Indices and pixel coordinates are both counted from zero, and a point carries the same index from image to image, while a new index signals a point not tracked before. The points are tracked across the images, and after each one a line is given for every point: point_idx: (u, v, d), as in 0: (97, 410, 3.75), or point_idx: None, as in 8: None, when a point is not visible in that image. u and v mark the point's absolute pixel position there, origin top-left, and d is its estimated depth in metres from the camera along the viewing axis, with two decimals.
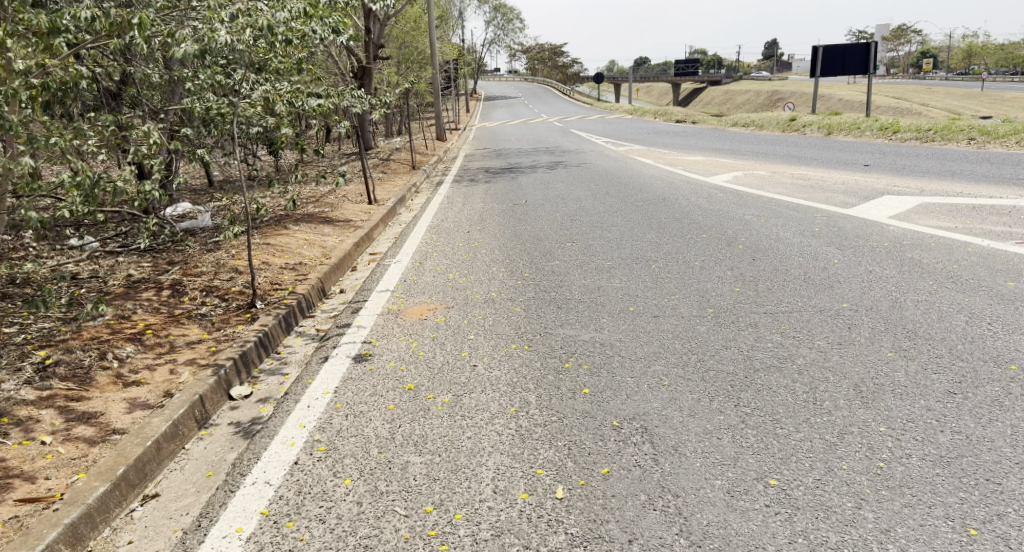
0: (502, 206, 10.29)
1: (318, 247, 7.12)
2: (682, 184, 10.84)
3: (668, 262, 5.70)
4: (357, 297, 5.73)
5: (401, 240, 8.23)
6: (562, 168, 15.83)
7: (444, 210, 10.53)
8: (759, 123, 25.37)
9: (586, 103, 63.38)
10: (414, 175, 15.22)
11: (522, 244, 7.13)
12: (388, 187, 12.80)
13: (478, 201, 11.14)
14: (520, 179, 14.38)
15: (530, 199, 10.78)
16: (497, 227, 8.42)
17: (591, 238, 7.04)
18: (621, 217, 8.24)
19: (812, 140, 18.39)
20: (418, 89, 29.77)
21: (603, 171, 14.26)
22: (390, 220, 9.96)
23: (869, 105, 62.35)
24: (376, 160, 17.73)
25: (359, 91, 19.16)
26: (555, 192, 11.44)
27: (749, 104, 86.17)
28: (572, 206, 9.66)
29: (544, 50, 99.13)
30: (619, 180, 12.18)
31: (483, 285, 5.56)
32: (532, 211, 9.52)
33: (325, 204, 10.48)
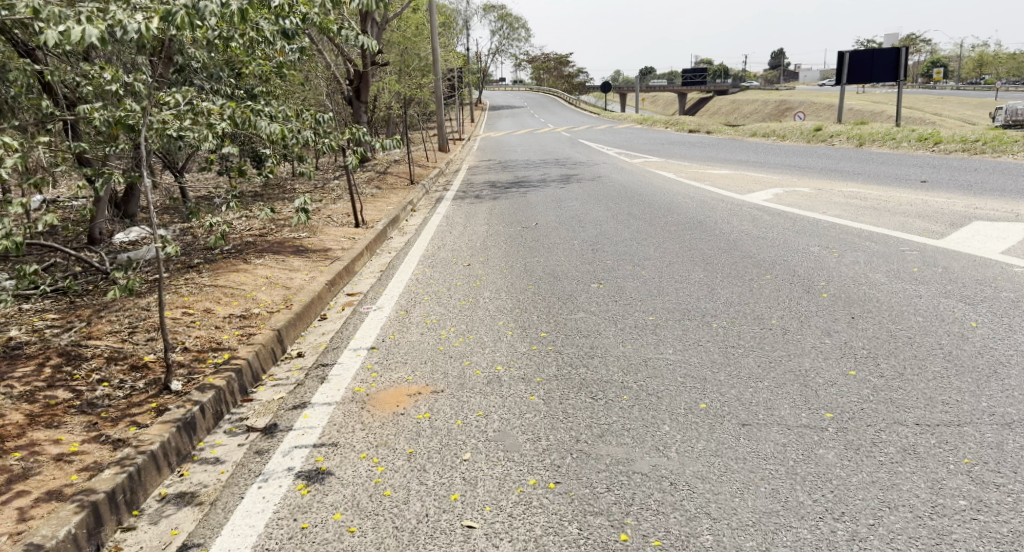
0: (509, 230, 8.89)
1: (281, 289, 5.72)
2: (717, 203, 9.46)
3: (732, 319, 4.30)
4: (320, 358, 4.34)
5: (389, 274, 6.82)
6: (575, 182, 14.42)
7: (443, 233, 9.16)
8: (781, 133, 23.92)
9: (595, 112, 62.19)
10: (412, 190, 13.90)
11: (535, 285, 5.72)
12: (382, 205, 11.44)
13: (483, 223, 9.74)
14: (528, 195, 12.99)
15: (541, 221, 9.37)
16: (505, 258, 7.02)
17: (623, 278, 5.65)
18: (655, 247, 6.81)
19: (846, 151, 16.99)
20: (420, 97, 28.45)
21: (621, 186, 12.89)
22: (379, 246, 8.56)
23: (885, 114, 60.69)
24: (371, 174, 16.37)
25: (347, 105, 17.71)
26: (569, 212, 10.03)
27: (759, 114, 84.65)
28: (592, 230, 8.26)
29: (551, 59, 98.02)
30: (642, 197, 10.75)
31: (486, 350, 4.14)
32: (546, 237, 8.12)
33: (305, 226, 9.10)
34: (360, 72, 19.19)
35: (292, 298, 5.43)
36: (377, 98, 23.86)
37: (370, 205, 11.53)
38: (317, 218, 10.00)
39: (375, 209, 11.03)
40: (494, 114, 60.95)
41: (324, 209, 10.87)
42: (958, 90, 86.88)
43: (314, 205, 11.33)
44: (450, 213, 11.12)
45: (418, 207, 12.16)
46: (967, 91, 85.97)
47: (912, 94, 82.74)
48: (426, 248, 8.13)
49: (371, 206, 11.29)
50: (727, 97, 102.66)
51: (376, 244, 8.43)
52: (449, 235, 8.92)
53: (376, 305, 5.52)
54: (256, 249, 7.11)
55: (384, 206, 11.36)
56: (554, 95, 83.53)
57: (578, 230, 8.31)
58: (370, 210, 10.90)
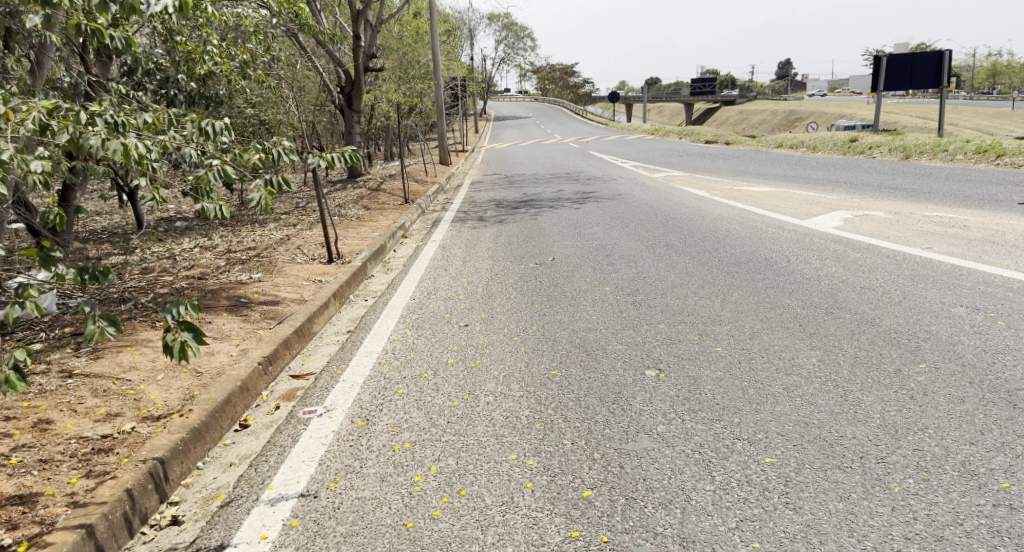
0: (519, 268, 7.06)
1: (190, 378, 3.91)
2: (776, 232, 7.67)
3: (925, 476, 2.45)
4: (204, 538, 2.64)
5: (356, 342, 4.97)
6: (592, 202, 12.61)
7: (437, 270, 7.41)
8: (810, 146, 22.03)
9: (602, 122, 60.60)
10: (405, 211, 12.17)
11: (561, 374, 3.87)
12: (367, 232, 9.66)
13: (485, 256, 7.93)
14: (540, 217, 11.18)
15: (559, 255, 7.52)
16: (515, 317, 5.17)
17: (694, 363, 3.81)
18: (724, 303, 4.94)
19: (895, 164, 15.21)
20: (420, 107, 26.69)
21: (647, 207, 11.14)
22: (353, 289, 6.71)
23: (904, 124, 58.71)
24: (362, 192, 14.65)
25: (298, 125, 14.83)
26: (592, 243, 8.18)
27: (770, 124, 82.80)
28: (625, 271, 6.40)
29: (557, 70, 96.66)
30: (680, 224, 8.90)
31: (491, 541, 2.36)
32: (567, 279, 6.29)
33: (264, 262, 7.32)
34: (352, 78, 17.44)
35: (196, 396, 3.63)
36: (373, 109, 22.16)
37: (351, 232, 9.72)
38: (285, 250, 8.22)
39: (356, 238, 9.23)
40: (499, 126, 59.28)
41: (296, 237, 9.11)
42: (972, 101, 85.15)
43: (286, 233, 9.56)
44: (446, 242, 9.29)
45: (411, 235, 10.37)
46: (984, 101, 84.00)
47: (929, 104, 80.79)
48: (411, 295, 6.29)
49: (353, 234, 9.50)
50: (737, 107, 100.89)
51: (349, 288, 6.58)
52: (444, 274, 7.10)
53: (324, 408, 3.65)
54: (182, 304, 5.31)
55: (370, 234, 9.55)
56: (561, 105, 81.93)
57: (610, 271, 6.48)
58: (351, 239, 9.12)
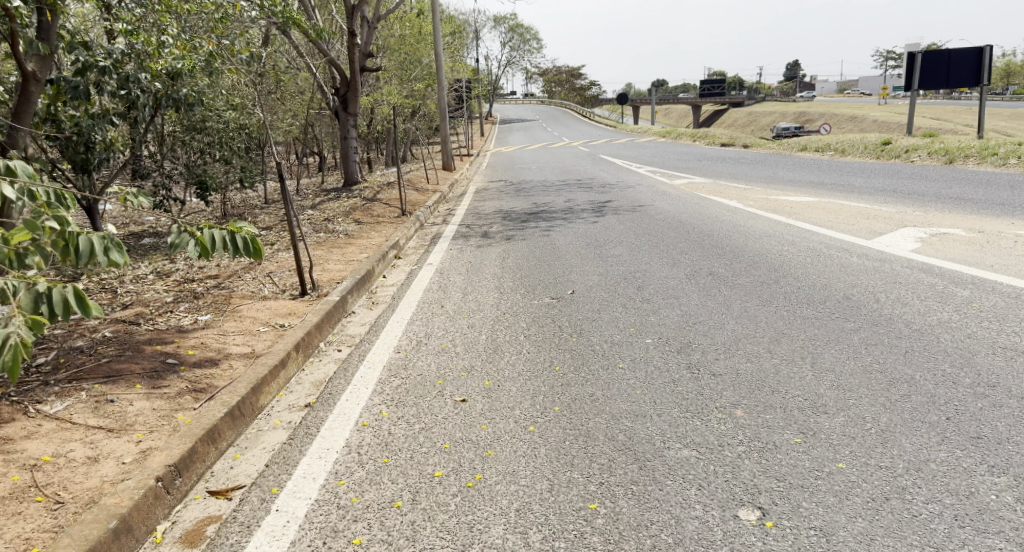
0: (533, 305, 5.74)
1: (41, 515, 2.66)
2: (844, 258, 6.34)
3: None
4: None
5: (315, 426, 3.65)
6: (609, 213, 11.28)
7: (432, 304, 6.13)
8: (838, 149, 20.66)
9: (610, 124, 59.36)
10: (401, 224, 10.92)
11: (608, 508, 2.55)
12: (354, 254, 8.36)
13: (490, 286, 6.62)
14: (552, 232, 9.86)
15: (580, 287, 6.19)
16: (531, 386, 3.85)
17: (813, 499, 2.46)
18: (816, 375, 3.61)
19: (944, 170, 13.79)
20: (421, 110, 25.36)
21: (674, 220, 9.85)
22: (325, 332, 5.40)
23: (920, 125, 57.15)
24: (355, 203, 13.44)
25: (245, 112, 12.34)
26: (619, 268, 6.85)
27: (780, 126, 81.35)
28: (668, 313, 5.07)
29: (563, 71, 95.44)
30: (719, 245, 7.55)
31: None
32: (594, 324, 4.96)
33: (221, 297, 6.02)
34: (348, 79, 16.20)
35: None
36: (371, 112, 20.89)
37: (334, 253, 8.42)
38: (251, 280, 6.92)
39: (340, 261, 7.93)
40: (505, 128, 58.02)
41: (270, 261, 7.81)
42: (985, 102, 83.56)
43: (260, 255, 8.27)
44: (444, 265, 7.99)
45: (405, 254, 9.08)
46: (1000, 102, 82.14)
47: (943, 105, 79.27)
48: (397, 344, 4.97)
49: (336, 257, 8.20)
50: (745, 109, 99.47)
51: (320, 333, 5.27)
52: (440, 313, 5.80)
53: None
54: (86, 370, 4.00)
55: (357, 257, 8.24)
56: (568, 107, 80.42)
57: (647, 312, 5.14)
58: (334, 263, 7.83)
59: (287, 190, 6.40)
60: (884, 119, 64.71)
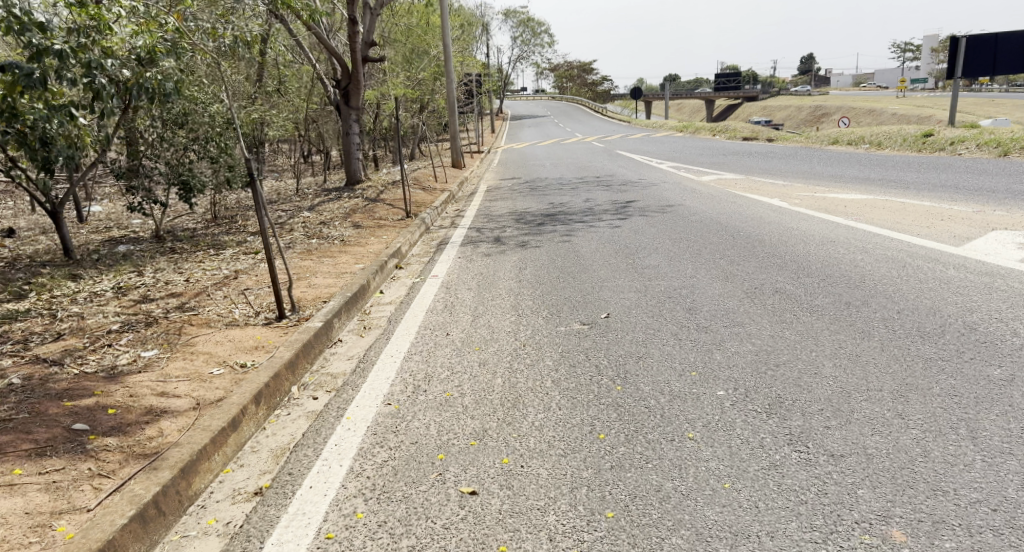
0: (561, 334, 4.62)
1: None
2: (940, 270, 5.17)
3: None
4: None
5: (258, 539, 2.56)
6: (635, 214, 10.16)
7: (438, 329, 5.04)
8: (874, 143, 19.37)
9: (624, 119, 58.07)
10: (405, 228, 9.86)
11: None
12: (348, 265, 7.29)
13: (505, 306, 5.50)
14: (573, 237, 8.74)
15: (617, 308, 5.06)
16: (566, 470, 2.73)
17: None
18: (986, 469, 2.48)
19: (1004, 163, 12.51)
20: (429, 104, 24.26)
21: (713, 220, 8.71)
22: (298, 373, 4.29)
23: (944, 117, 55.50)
24: (356, 204, 12.42)
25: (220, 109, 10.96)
26: (659, 282, 5.71)
27: (796, 120, 79.72)
28: (737, 348, 3.92)
29: (574, 66, 94.25)
30: (777, 252, 6.39)
31: None
32: (641, 364, 3.85)
33: (177, 325, 4.94)
34: (350, 69, 15.14)
35: None
36: (376, 107, 19.82)
37: (324, 264, 7.33)
38: (221, 299, 5.84)
39: (330, 273, 6.86)
40: (516, 124, 56.89)
41: (250, 273, 6.75)
42: (1007, 93, 81.62)
43: (239, 266, 7.22)
44: (451, 277, 6.89)
45: (407, 263, 8.01)
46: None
47: (968, 96, 77.25)
48: (389, 392, 3.87)
49: (326, 268, 7.11)
50: (760, 103, 97.76)
51: (290, 377, 4.16)
52: (444, 343, 4.67)
53: None
54: None
55: (351, 268, 7.15)
56: (580, 102, 79.11)
57: (707, 345, 4.00)
58: (323, 276, 6.75)
59: (259, 191, 5.30)
60: (905, 112, 63.04)
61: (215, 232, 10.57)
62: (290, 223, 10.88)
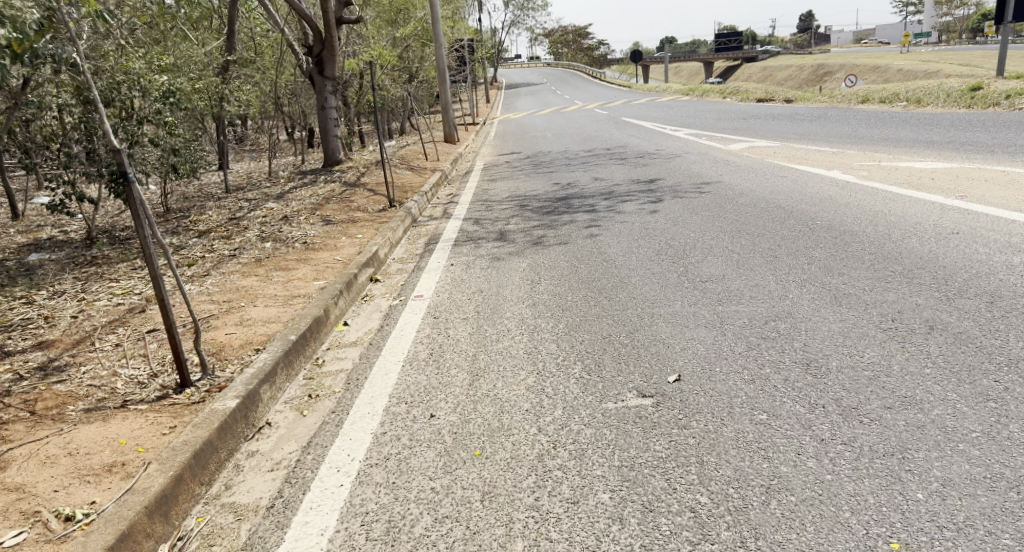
0: (615, 417, 2.90)
1: None
2: None
3: None
4: None
5: None
6: (664, 198, 8.40)
7: (422, 400, 3.33)
8: (914, 100, 17.52)
9: (623, 84, 55.84)
10: (387, 221, 8.11)
11: None
12: (304, 281, 5.54)
13: (520, 354, 3.77)
14: (595, 230, 7.00)
15: (692, 360, 3.35)
16: None
17: None
18: None
19: None
20: (418, 73, 22.28)
21: (772, 204, 6.97)
22: (174, 517, 2.59)
23: (954, 71, 53.43)
24: (333, 192, 10.66)
25: (161, 82, 9.09)
26: (737, 309, 3.99)
27: (799, 79, 77.30)
28: (943, 469, 2.24)
29: (569, 31, 91.50)
30: (887, 253, 4.68)
31: None
32: (781, 511, 2.15)
33: (10, 418, 3.23)
34: (325, 33, 13.23)
35: None
36: (357, 79, 17.90)
37: (270, 281, 5.57)
38: (109, 352, 4.12)
39: (275, 297, 5.11)
40: (511, 93, 54.78)
41: (166, 301, 5.03)
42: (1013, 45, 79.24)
43: (159, 288, 5.50)
44: (441, 299, 5.14)
45: (386, 274, 6.27)
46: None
47: (973, 50, 75.11)
48: None
49: (272, 288, 5.35)
50: (760, 63, 95.12)
51: (151, 535, 2.46)
52: (425, 437, 2.94)
53: None
54: None
55: (307, 286, 5.40)
56: (577, 67, 76.54)
57: (884, 463, 2.30)
58: (266, 301, 5.01)
59: (139, 200, 3.54)
60: (912, 67, 60.89)
61: (158, 233, 8.84)
62: (250, 218, 9.13)
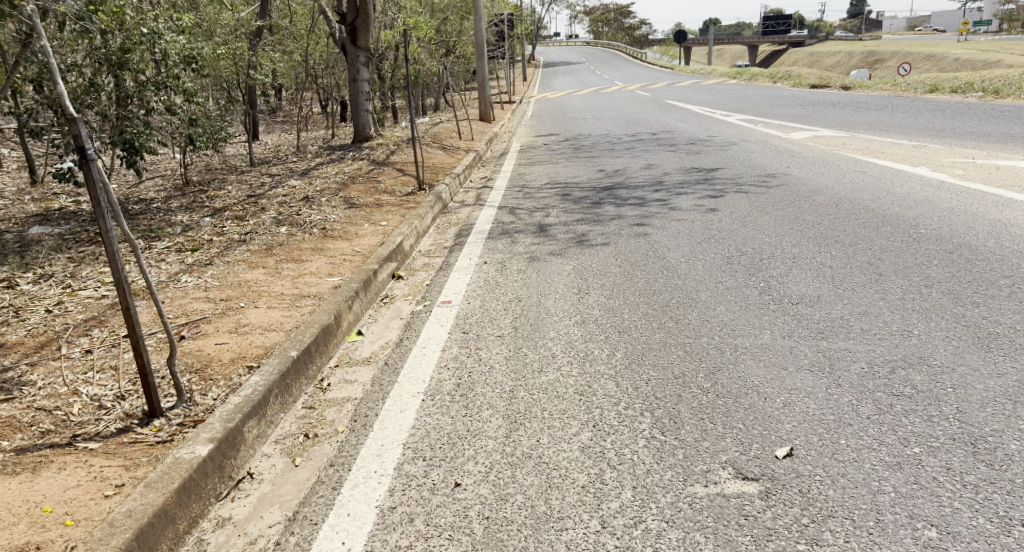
0: (709, 513, 2.12)
1: None
2: None
3: None
4: None
5: None
6: (722, 192, 7.55)
7: (444, 455, 2.61)
8: (989, 90, 16.26)
9: (663, 67, 54.33)
10: (415, 208, 7.38)
11: None
12: (316, 278, 4.81)
13: (571, 395, 3.01)
14: (648, 227, 6.19)
15: (805, 424, 2.54)
16: None
17: None
18: None
19: None
20: (455, 47, 21.44)
21: (856, 206, 6.06)
22: None
23: (1013, 63, 50.98)
24: (360, 171, 9.97)
25: (181, 45, 8.42)
26: (848, 349, 3.17)
27: (847, 66, 74.67)
28: None
29: (611, 10, 89.48)
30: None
31: None
32: None
33: None
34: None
35: None
36: (393, 51, 17.15)
37: (279, 276, 4.83)
38: (74, 363, 3.40)
39: (282, 297, 4.38)
40: (548, 72, 53.61)
41: (156, 296, 4.32)
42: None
43: (152, 278, 4.80)
44: (472, 308, 4.41)
45: (410, 272, 5.55)
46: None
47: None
48: None
49: (279, 285, 4.63)
50: (807, 49, 92.20)
51: None
52: (448, 521, 2.21)
53: None
54: None
55: (319, 285, 4.67)
56: (617, 46, 74.73)
57: None
58: (271, 301, 4.27)
59: (102, 181, 2.80)
60: (968, 57, 58.30)
61: (170, 208, 8.22)
62: (269, 196, 8.47)
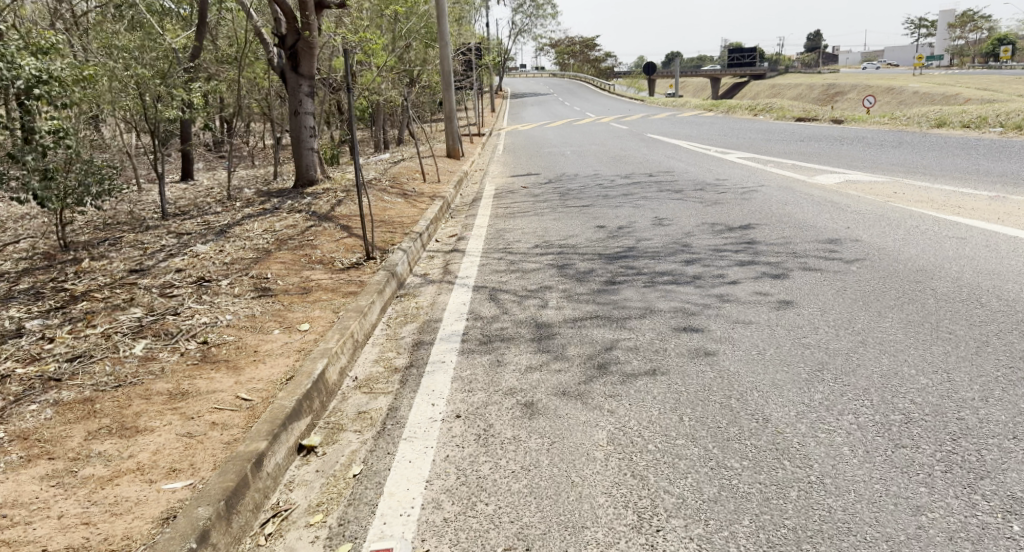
0: None
1: None
2: None
3: None
4: None
5: None
6: (781, 268, 5.47)
7: None
8: (1009, 126, 14.76)
9: (629, 99, 53.43)
10: (357, 296, 5.13)
11: None
12: (132, 495, 2.56)
13: None
14: (705, 336, 4.06)
15: None
16: None
17: None
18: None
19: None
20: (418, 77, 19.44)
21: (1015, 307, 4.08)
22: None
23: (970, 94, 51.39)
24: (292, 231, 7.75)
25: (31, 66, 6.15)
26: None
27: (809, 97, 74.85)
28: None
29: (576, 42, 89.20)
30: None
31: None
32: None
33: None
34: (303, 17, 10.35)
35: None
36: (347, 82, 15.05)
37: (62, 493, 2.58)
38: None
39: None
40: (513, 104, 52.26)
41: None
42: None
43: None
44: None
45: (329, 440, 3.25)
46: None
47: (985, 77, 73.27)
48: None
49: (50, 524, 2.42)
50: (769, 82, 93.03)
51: None
52: None
53: None
54: None
55: (133, 516, 2.46)
56: (583, 78, 74.01)
57: None
58: None
59: None
60: (926, 91, 58.85)
61: (12, 292, 5.89)
62: (156, 272, 6.19)
